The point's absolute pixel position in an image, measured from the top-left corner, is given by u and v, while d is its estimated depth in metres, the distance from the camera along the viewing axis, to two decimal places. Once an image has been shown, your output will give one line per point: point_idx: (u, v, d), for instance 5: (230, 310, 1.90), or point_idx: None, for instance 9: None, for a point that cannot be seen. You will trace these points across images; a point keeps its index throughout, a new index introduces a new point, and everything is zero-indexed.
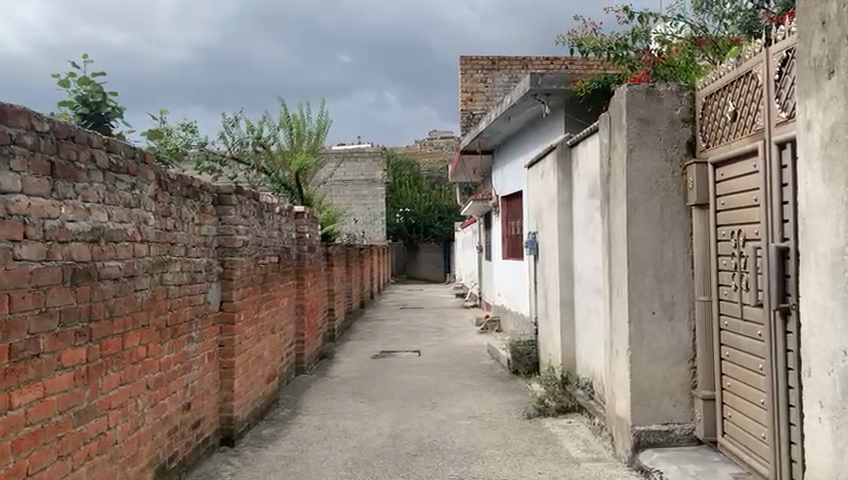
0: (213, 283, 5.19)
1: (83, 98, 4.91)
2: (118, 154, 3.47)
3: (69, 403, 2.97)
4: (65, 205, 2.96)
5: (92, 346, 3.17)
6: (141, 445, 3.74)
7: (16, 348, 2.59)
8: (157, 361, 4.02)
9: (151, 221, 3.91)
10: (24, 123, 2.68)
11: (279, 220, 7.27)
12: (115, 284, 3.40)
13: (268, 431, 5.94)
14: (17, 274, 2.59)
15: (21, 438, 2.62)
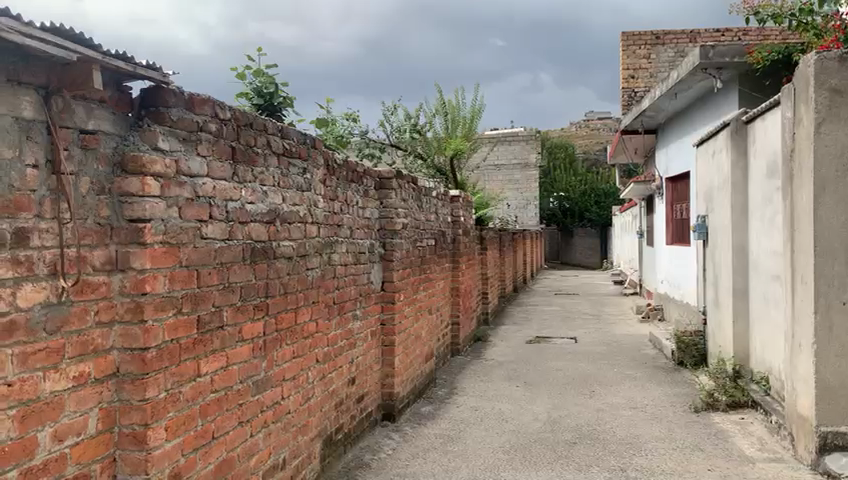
0: (376, 265, 5.34)
1: (258, 89, 5.22)
2: (291, 140, 3.65)
3: (248, 373, 3.18)
4: (245, 188, 3.16)
5: (268, 320, 3.37)
6: (311, 415, 3.94)
7: (203, 320, 2.80)
8: (326, 337, 4.21)
9: (320, 205, 4.08)
10: (209, 111, 2.87)
11: (436, 203, 7.36)
12: (288, 263, 3.59)
13: (427, 409, 6.06)
14: (203, 252, 2.80)
15: (208, 403, 2.84)
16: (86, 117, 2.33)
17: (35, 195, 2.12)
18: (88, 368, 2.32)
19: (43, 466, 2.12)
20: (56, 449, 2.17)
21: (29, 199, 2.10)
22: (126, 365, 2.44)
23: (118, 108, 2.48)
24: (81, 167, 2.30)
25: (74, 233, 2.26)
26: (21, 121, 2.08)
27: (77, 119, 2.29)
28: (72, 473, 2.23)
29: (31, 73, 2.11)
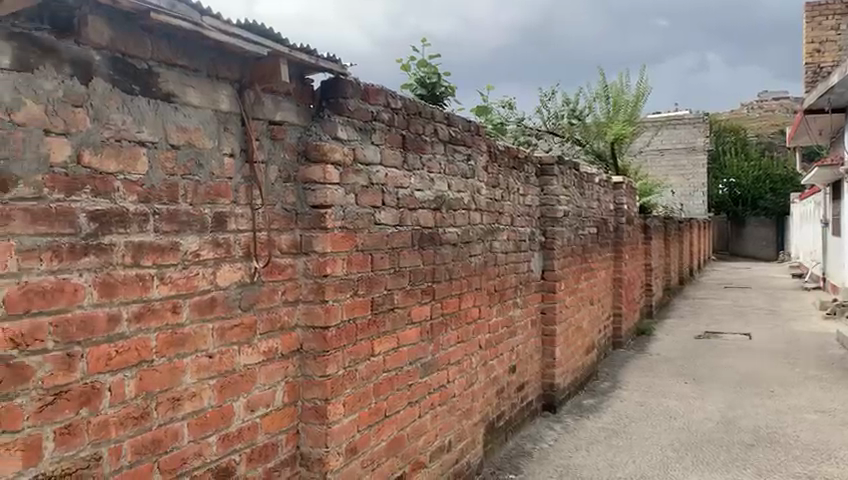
0: (537, 253, 5.28)
1: (421, 80, 5.30)
2: (456, 127, 3.67)
3: (417, 356, 3.25)
4: (414, 176, 3.22)
5: (435, 305, 3.43)
6: (474, 400, 3.97)
7: (377, 302, 2.90)
8: (488, 323, 4.22)
9: (483, 192, 4.08)
10: (381, 101, 2.95)
11: (598, 191, 7.13)
12: (453, 249, 3.63)
13: (589, 402, 5.93)
14: (377, 237, 2.89)
15: (381, 382, 2.94)
16: (274, 110, 2.48)
17: (231, 182, 2.28)
18: (276, 345, 2.48)
19: (238, 434, 2.30)
20: (249, 418, 2.35)
21: (226, 186, 2.26)
22: (308, 342, 2.58)
23: (301, 100, 2.61)
24: (269, 156, 2.45)
25: (264, 218, 2.42)
26: (219, 114, 2.25)
27: (266, 111, 2.44)
28: (262, 441, 2.40)
29: (227, 69, 2.27)
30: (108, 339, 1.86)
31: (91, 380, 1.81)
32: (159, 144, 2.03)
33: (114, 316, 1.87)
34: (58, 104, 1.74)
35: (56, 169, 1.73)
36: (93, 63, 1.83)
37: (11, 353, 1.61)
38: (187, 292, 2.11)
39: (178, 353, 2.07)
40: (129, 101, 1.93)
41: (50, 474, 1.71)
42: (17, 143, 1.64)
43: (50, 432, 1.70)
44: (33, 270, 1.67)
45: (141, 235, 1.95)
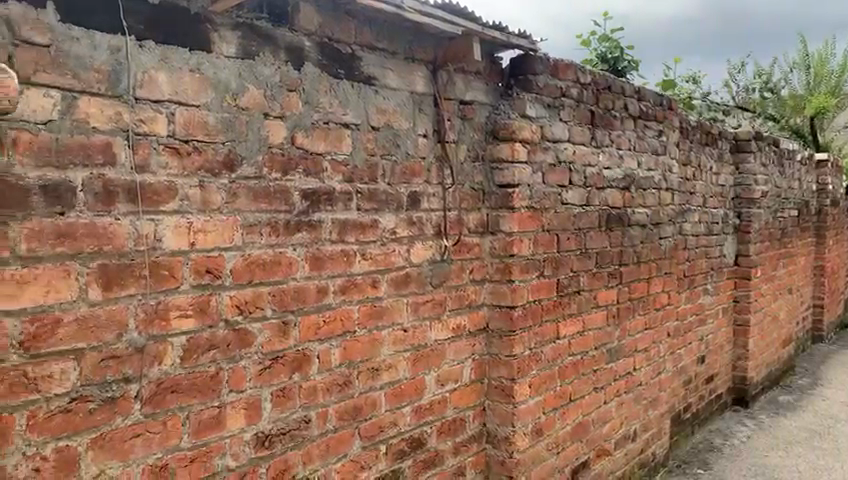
0: (729, 237, 4.93)
1: (603, 55, 5.11)
2: (647, 101, 3.50)
3: (602, 340, 3.16)
4: (603, 153, 3.10)
5: (622, 288, 3.30)
6: (661, 390, 3.80)
7: (563, 283, 2.84)
8: (677, 310, 4.01)
9: (674, 170, 3.87)
10: (571, 76, 2.87)
11: (800, 170, 6.51)
12: (642, 230, 3.48)
13: (785, 399, 5.48)
14: (564, 217, 2.83)
15: (566, 365, 2.89)
16: (465, 89, 2.49)
17: (424, 162, 2.33)
18: (465, 322, 2.51)
19: (430, 407, 2.36)
20: (440, 392, 2.40)
21: (420, 165, 2.31)
22: (496, 321, 2.58)
23: (490, 78, 2.60)
24: (460, 135, 2.47)
25: (454, 198, 2.45)
26: (414, 95, 2.30)
27: (457, 91, 2.46)
28: (451, 416, 2.45)
29: (421, 50, 2.31)
30: (316, 309, 1.97)
31: (302, 347, 1.94)
32: (362, 126, 2.11)
33: (322, 288, 1.99)
34: (276, 89, 1.86)
35: (274, 149, 1.86)
36: (304, 49, 1.94)
37: (236, 318, 1.77)
38: (385, 268, 2.19)
39: (376, 326, 2.16)
40: (336, 85, 2.03)
41: (268, 432, 1.85)
42: (241, 127, 1.78)
43: (268, 393, 1.85)
44: (255, 243, 1.81)
45: (345, 213, 2.05)
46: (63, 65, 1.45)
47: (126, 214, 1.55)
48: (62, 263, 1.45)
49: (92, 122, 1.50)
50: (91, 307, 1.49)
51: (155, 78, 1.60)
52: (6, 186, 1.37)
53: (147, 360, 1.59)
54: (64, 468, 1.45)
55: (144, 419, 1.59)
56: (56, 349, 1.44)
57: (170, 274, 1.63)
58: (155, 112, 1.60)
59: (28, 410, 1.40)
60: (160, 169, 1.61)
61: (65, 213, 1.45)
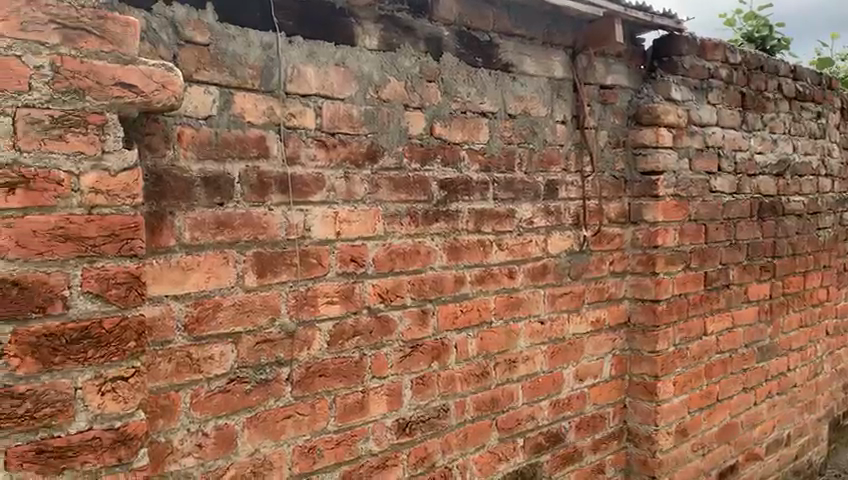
0: None
1: None
2: (804, 81, 3.23)
3: (753, 338, 2.96)
4: (754, 137, 2.90)
5: (775, 283, 3.08)
6: (818, 393, 3.52)
7: (711, 276, 2.69)
8: (837, 307, 3.69)
9: (835, 154, 3.55)
10: (719, 56, 2.70)
11: None
12: (798, 220, 3.22)
13: None
14: (712, 206, 2.67)
15: (713, 363, 2.73)
16: (605, 73, 2.41)
17: (563, 150, 2.27)
18: (604, 315, 2.43)
19: (568, 401, 2.31)
20: (578, 387, 2.34)
21: (559, 153, 2.26)
22: (637, 315, 2.48)
23: (632, 61, 2.50)
24: (600, 121, 2.39)
25: (594, 186, 2.37)
26: (553, 81, 2.24)
27: (598, 75, 2.38)
28: (590, 412, 2.39)
29: (560, 34, 2.25)
30: (454, 299, 1.98)
31: (441, 336, 1.95)
32: (500, 114, 2.09)
33: (460, 278, 1.99)
34: (416, 80, 1.88)
35: (414, 140, 1.88)
36: (443, 39, 1.95)
37: (378, 306, 1.81)
38: (522, 259, 2.15)
39: (514, 317, 2.13)
40: (474, 74, 2.02)
41: (409, 419, 1.88)
42: (383, 118, 1.81)
43: (409, 381, 1.87)
44: (396, 233, 1.84)
45: (482, 203, 2.04)
46: (221, 63, 1.53)
47: (277, 205, 1.62)
48: (222, 251, 1.53)
49: (247, 117, 1.58)
50: (247, 293, 1.57)
51: (303, 73, 1.67)
52: (173, 179, 1.46)
53: (297, 344, 1.66)
54: (223, 445, 1.54)
55: (294, 402, 1.65)
56: (216, 332, 1.53)
57: (317, 262, 1.69)
58: (304, 106, 1.67)
59: (192, 389, 1.49)
60: (309, 161, 1.67)
61: (224, 204, 1.54)
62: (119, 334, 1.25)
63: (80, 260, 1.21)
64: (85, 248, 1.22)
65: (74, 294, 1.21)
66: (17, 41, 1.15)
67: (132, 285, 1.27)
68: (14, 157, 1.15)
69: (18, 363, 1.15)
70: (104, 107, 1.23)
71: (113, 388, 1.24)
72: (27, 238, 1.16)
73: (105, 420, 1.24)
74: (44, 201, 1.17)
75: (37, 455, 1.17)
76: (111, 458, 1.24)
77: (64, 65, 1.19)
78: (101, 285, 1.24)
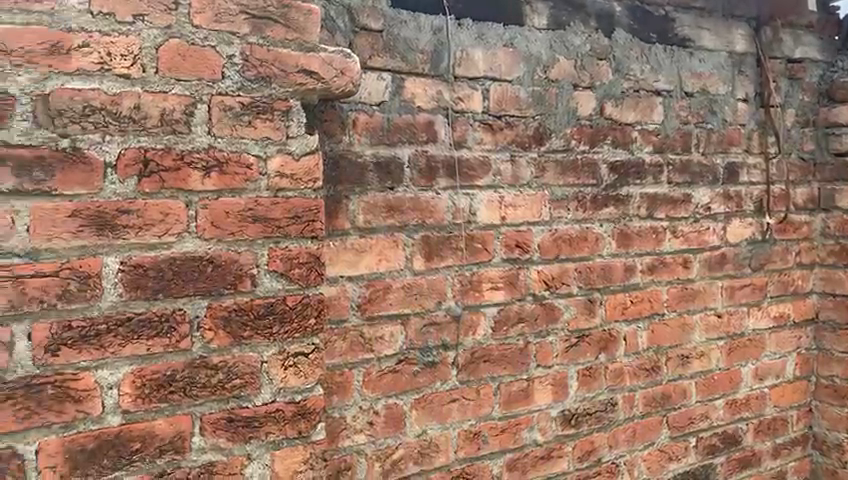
0: None
1: None
2: None
3: None
4: None
5: None
6: None
7: None
8: None
9: None
10: None
11: None
12: None
13: None
14: None
15: None
16: (793, 45, 2.20)
17: (744, 129, 2.11)
18: (789, 310, 2.23)
19: (746, 401, 2.14)
20: (758, 387, 2.17)
21: (740, 133, 2.10)
22: (827, 311, 2.25)
23: (824, 31, 2.26)
24: (787, 98, 2.19)
25: (780, 169, 2.18)
26: (734, 55, 2.08)
27: (785, 48, 2.18)
28: (771, 414, 2.20)
29: (743, 4, 2.08)
30: (624, 288, 1.89)
31: (609, 327, 1.87)
32: (675, 92, 1.97)
33: (629, 266, 1.90)
34: (586, 59, 1.82)
35: (583, 121, 1.82)
36: (614, 15, 1.87)
37: (544, 293, 1.76)
38: (698, 247, 2.02)
39: (687, 309, 2.01)
40: (648, 50, 1.92)
41: (575, 411, 1.82)
42: (551, 99, 1.76)
43: (575, 372, 1.82)
44: (563, 218, 1.78)
45: (655, 187, 1.94)
46: (393, 49, 1.56)
47: (445, 189, 1.62)
48: (392, 234, 1.55)
49: (417, 102, 1.59)
50: (415, 276, 1.59)
51: (472, 55, 1.66)
52: (348, 163, 1.50)
53: (462, 328, 1.65)
54: (393, 425, 1.57)
55: (460, 386, 1.65)
56: (386, 313, 1.55)
57: (483, 247, 1.68)
58: (472, 89, 1.66)
59: (364, 368, 1.53)
60: (476, 145, 1.66)
61: (395, 188, 1.56)
62: (300, 311, 1.31)
63: (266, 240, 1.28)
64: (271, 229, 1.28)
65: (261, 273, 1.27)
66: (212, 32, 1.22)
67: (313, 265, 1.32)
68: (210, 142, 1.22)
69: (212, 336, 1.23)
70: (288, 94, 1.29)
71: (294, 363, 1.30)
72: (220, 219, 1.23)
73: (287, 393, 1.30)
74: (235, 185, 1.24)
75: (228, 423, 1.24)
76: (292, 430, 1.30)
77: (253, 54, 1.25)
78: (284, 264, 1.29)
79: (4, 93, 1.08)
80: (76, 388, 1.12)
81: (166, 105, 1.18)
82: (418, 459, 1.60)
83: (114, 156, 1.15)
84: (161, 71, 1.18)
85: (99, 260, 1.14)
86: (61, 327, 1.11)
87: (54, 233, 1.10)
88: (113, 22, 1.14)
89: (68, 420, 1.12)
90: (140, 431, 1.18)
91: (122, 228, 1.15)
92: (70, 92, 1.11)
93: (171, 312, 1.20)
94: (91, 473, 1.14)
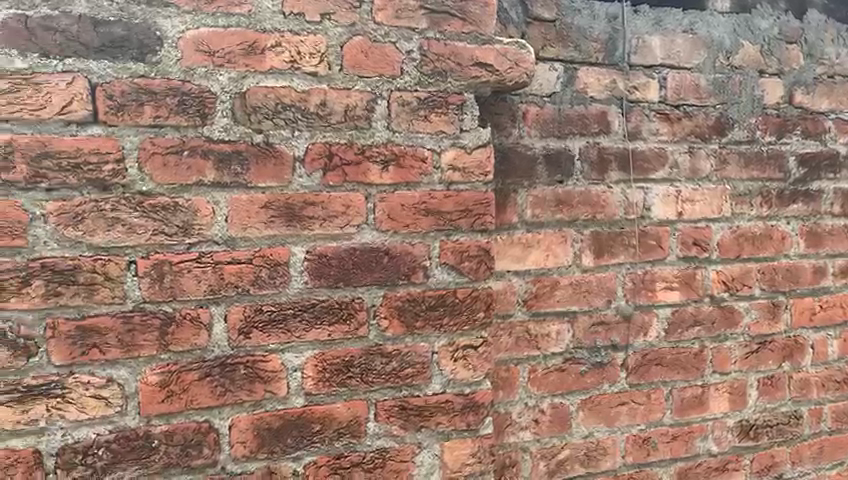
0: None
1: None
2: None
3: None
4: None
5: None
6: None
7: None
8: None
9: None
10: None
11: None
12: None
13: None
14: None
15: None
16: None
17: None
18: None
19: None
20: None
21: None
22: None
23: None
24: None
25: None
26: None
27: None
28: None
29: None
30: (812, 292, 1.74)
31: (794, 334, 1.73)
32: None
33: (820, 268, 1.74)
34: (774, 44, 1.69)
35: (769, 110, 1.69)
36: None
37: (722, 295, 1.66)
38: None
39: None
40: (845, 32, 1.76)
41: (754, 422, 1.69)
42: (734, 87, 1.66)
43: (754, 380, 1.69)
44: (745, 215, 1.67)
45: None
46: (566, 39, 1.52)
47: (617, 183, 1.56)
48: (562, 229, 1.52)
49: (590, 92, 1.55)
50: (584, 273, 1.54)
51: (649, 43, 1.59)
52: (518, 155, 1.48)
53: (633, 329, 1.59)
54: (559, 425, 1.53)
55: (629, 389, 1.59)
56: (554, 310, 1.52)
57: (657, 244, 1.60)
58: (648, 78, 1.59)
59: (530, 365, 1.51)
60: (651, 136, 1.59)
61: (565, 181, 1.52)
62: (471, 304, 1.31)
63: (438, 233, 1.29)
64: (443, 222, 1.29)
65: (433, 265, 1.29)
66: (392, 28, 1.24)
67: (483, 258, 1.32)
68: (389, 137, 1.25)
69: (387, 324, 1.26)
70: (464, 87, 1.30)
71: (464, 355, 1.31)
72: (396, 212, 1.26)
73: (457, 385, 1.31)
74: (411, 178, 1.27)
75: (400, 411, 1.27)
76: (461, 422, 1.31)
77: (431, 48, 1.27)
78: (456, 257, 1.30)
79: (206, 90, 1.15)
80: (265, 369, 1.19)
81: (349, 101, 1.22)
82: (584, 461, 1.55)
83: (302, 150, 1.20)
84: (344, 68, 1.22)
85: (288, 249, 1.20)
86: (254, 310, 1.18)
87: (250, 223, 1.17)
88: (302, 22, 1.19)
89: (257, 399, 1.19)
90: (320, 413, 1.23)
91: (307, 219, 1.21)
92: (264, 90, 1.18)
93: (349, 301, 1.24)
94: (276, 450, 1.20)
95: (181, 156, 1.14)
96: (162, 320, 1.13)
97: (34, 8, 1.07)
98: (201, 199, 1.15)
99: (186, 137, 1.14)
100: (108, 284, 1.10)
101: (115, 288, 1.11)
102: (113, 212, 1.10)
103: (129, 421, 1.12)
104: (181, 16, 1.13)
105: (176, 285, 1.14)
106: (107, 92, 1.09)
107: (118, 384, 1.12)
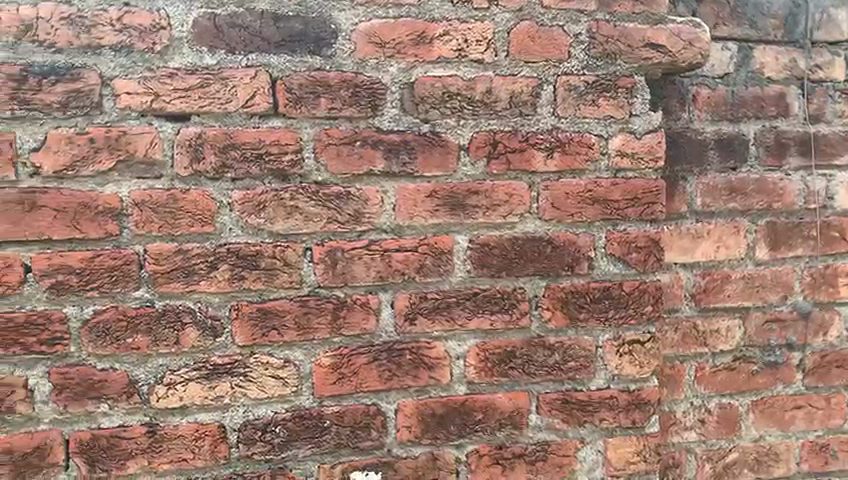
0: None
1: None
2: None
3: None
4: None
5: None
6: None
7: None
8: None
9: None
10: None
11: None
12: None
13: None
14: None
15: None
16: None
17: None
18: None
19: None
20: None
21: None
22: None
23: None
24: None
25: None
26: None
27: None
28: None
29: None
30: None
31: None
32: None
33: None
34: None
35: None
36: None
37: None
38: None
39: None
40: None
41: None
42: None
43: None
44: None
45: None
46: (742, 16, 1.43)
47: (796, 170, 1.46)
48: (734, 219, 1.43)
49: (766, 72, 1.45)
50: (758, 266, 1.44)
51: (834, 17, 1.48)
52: (688, 141, 1.40)
53: (812, 328, 1.48)
54: (727, 426, 1.45)
55: (805, 392, 1.48)
56: (724, 306, 1.44)
57: (840, 236, 1.49)
58: (833, 55, 1.49)
59: (697, 362, 1.43)
60: (836, 118, 1.49)
61: (738, 168, 1.43)
62: (638, 297, 1.26)
63: (604, 223, 1.25)
64: (610, 211, 1.24)
65: (598, 256, 1.25)
66: (561, 11, 1.21)
67: (651, 250, 1.26)
68: (555, 123, 1.22)
69: (550, 315, 1.24)
70: (633, 70, 1.25)
71: (630, 350, 1.26)
72: (561, 200, 1.23)
73: (622, 381, 1.27)
74: (577, 165, 1.23)
75: (563, 404, 1.25)
76: (625, 419, 1.27)
77: (599, 30, 1.22)
78: (623, 248, 1.25)
79: (377, 81, 1.17)
80: (430, 356, 1.20)
81: (515, 87, 1.20)
82: (754, 466, 1.46)
83: (467, 138, 1.20)
84: (511, 54, 1.20)
85: (451, 237, 1.20)
86: (419, 298, 1.19)
87: (417, 211, 1.19)
88: (470, 9, 1.19)
89: (422, 385, 1.20)
90: (483, 403, 1.22)
91: (472, 208, 1.20)
92: (432, 79, 1.18)
93: (512, 291, 1.22)
94: (439, 437, 1.21)
95: (353, 147, 1.16)
96: (334, 305, 1.17)
97: (222, 6, 1.12)
98: (371, 189, 1.17)
99: (358, 127, 1.17)
100: (287, 269, 1.15)
101: (293, 273, 1.16)
102: (292, 201, 1.15)
103: (304, 401, 1.17)
104: (355, 8, 1.16)
105: (348, 271, 1.17)
106: (287, 85, 1.14)
107: (294, 366, 1.16)
